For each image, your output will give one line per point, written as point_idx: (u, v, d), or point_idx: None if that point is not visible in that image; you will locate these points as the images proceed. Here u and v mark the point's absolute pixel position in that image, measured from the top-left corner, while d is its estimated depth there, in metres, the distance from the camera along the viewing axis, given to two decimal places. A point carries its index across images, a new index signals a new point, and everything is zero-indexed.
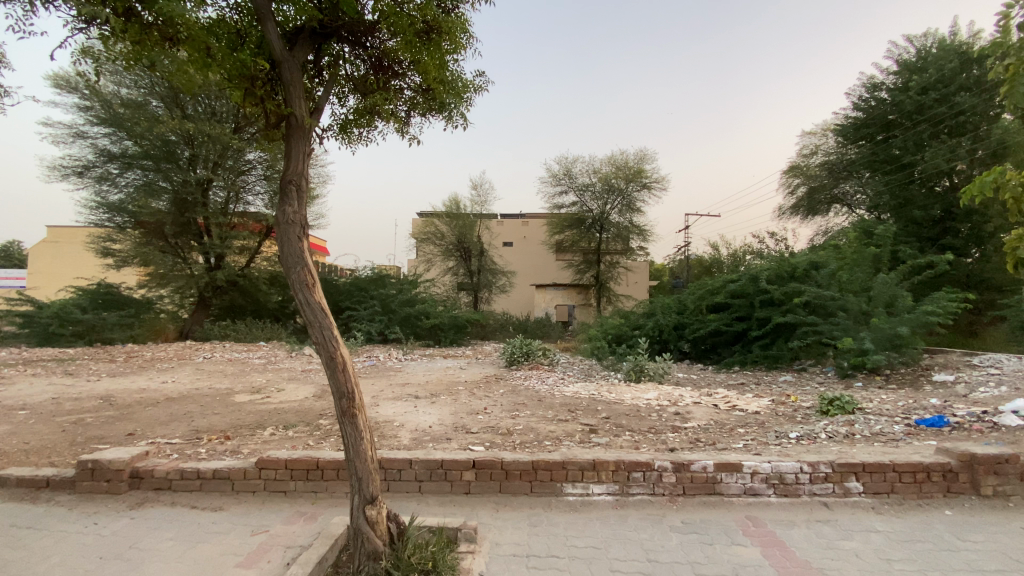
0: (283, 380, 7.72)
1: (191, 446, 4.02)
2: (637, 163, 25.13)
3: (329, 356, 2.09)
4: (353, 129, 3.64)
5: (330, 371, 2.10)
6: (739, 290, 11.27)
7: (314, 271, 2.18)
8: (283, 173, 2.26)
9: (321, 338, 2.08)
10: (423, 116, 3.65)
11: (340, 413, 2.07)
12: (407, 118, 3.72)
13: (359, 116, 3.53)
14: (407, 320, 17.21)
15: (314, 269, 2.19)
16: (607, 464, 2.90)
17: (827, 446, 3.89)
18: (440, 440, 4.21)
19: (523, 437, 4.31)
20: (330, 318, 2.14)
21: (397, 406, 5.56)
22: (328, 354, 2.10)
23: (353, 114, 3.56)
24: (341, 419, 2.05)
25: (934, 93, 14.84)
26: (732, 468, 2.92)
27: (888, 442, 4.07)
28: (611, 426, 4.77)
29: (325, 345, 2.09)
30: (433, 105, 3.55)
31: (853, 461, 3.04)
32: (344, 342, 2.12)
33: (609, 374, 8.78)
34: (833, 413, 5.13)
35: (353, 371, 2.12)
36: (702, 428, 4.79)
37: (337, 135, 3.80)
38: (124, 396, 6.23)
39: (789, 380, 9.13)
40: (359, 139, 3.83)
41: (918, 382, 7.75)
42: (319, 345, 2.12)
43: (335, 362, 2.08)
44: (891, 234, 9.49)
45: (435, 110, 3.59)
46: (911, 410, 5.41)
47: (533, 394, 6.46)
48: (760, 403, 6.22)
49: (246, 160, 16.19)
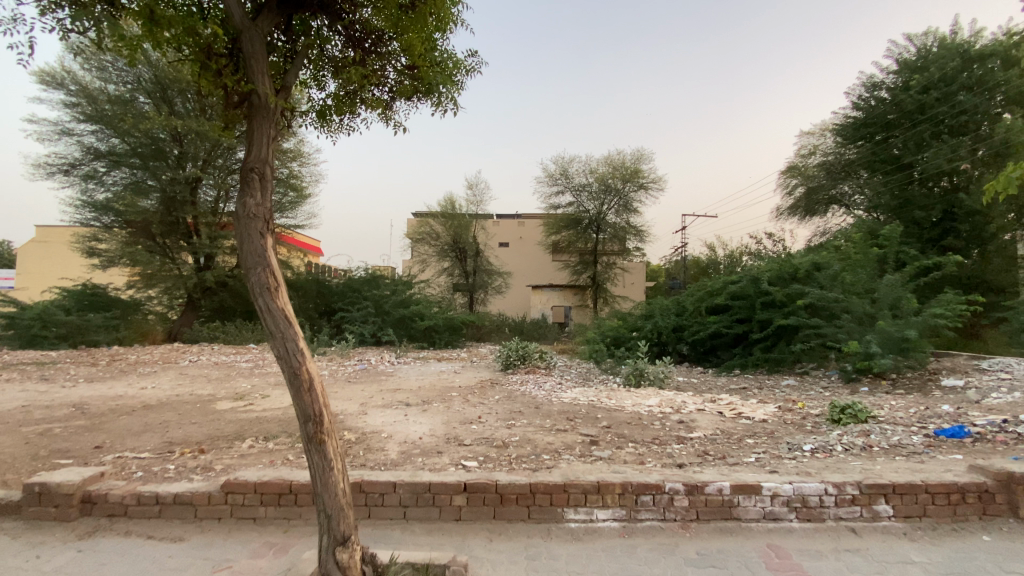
0: (269, 385, 7.40)
1: (160, 462, 3.72)
2: (635, 163, 24.91)
3: (294, 373, 1.85)
4: (332, 116, 3.44)
5: (295, 391, 1.87)
6: (739, 292, 11.02)
7: (277, 274, 1.92)
8: (242, 159, 1.99)
9: (284, 352, 1.84)
10: (408, 100, 3.47)
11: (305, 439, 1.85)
12: (391, 103, 3.53)
13: (339, 102, 3.34)
14: (401, 321, 16.92)
15: (277, 271, 1.93)
16: (613, 487, 2.63)
17: (845, 461, 3.63)
18: (429, 453, 3.92)
19: (519, 449, 4.02)
20: (295, 328, 1.89)
21: (386, 415, 5.26)
22: (293, 372, 1.87)
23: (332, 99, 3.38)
24: (306, 446, 1.83)
25: (936, 92, 14.64)
26: (751, 490, 2.66)
27: (909, 456, 3.82)
28: (613, 437, 4.49)
29: (288, 359, 1.85)
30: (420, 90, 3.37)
31: (881, 482, 2.79)
32: (310, 358, 1.88)
33: (608, 378, 8.51)
34: (846, 422, 4.88)
35: (321, 392, 1.90)
36: (709, 439, 4.53)
37: (315, 122, 3.59)
38: (97, 405, 5.90)
39: (792, 384, 8.90)
40: (339, 125, 3.65)
41: (926, 387, 7.53)
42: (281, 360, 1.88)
43: (300, 382, 1.85)
44: (897, 234, 9.26)
45: (422, 92, 3.41)
46: (925, 418, 5.17)
47: (529, 401, 6.17)
48: (767, 410, 5.96)
49: (237, 158, 15.86)
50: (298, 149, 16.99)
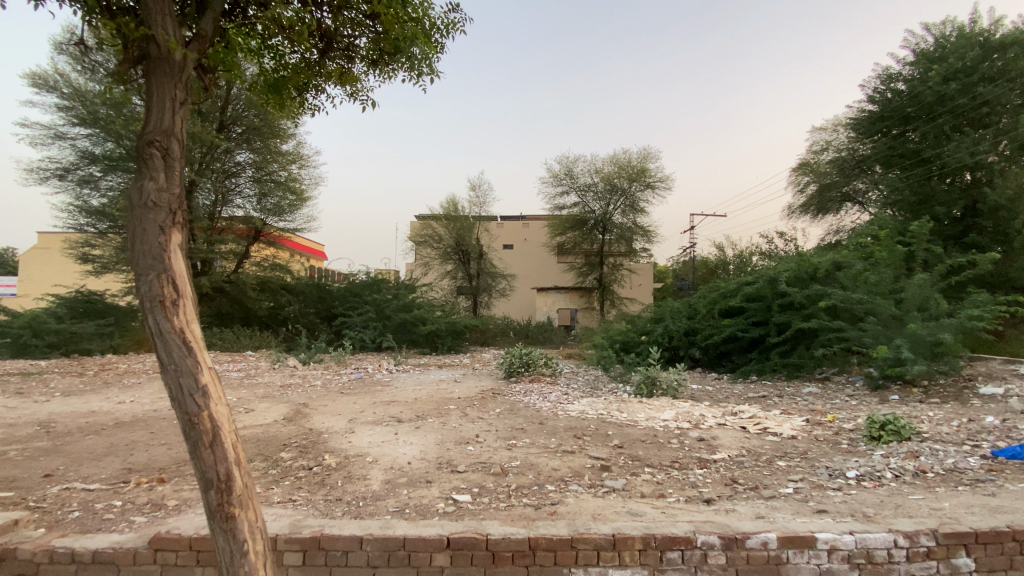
0: (255, 398, 6.93)
1: (109, 497, 3.26)
2: (641, 162, 24.37)
3: (186, 415, 1.88)
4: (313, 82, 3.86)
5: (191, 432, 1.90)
6: (754, 294, 10.45)
7: (172, 287, 1.94)
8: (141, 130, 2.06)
9: (176, 388, 1.88)
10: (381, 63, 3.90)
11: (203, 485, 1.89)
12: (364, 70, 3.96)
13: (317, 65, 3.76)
14: (402, 326, 16.48)
15: (173, 284, 1.95)
16: (632, 542, 2.26)
17: (902, 493, 3.12)
18: (416, 483, 3.43)
19: (519, 478, 3.51)
20: (191, 358, 1.92)
21: (374, 433, 4.77)
22: (186, 411, 1.90)
23: (296, 68, 3.76)
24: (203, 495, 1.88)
25: (956, 82, 13.97)
26: (804, 543, 2.24)
27: (972, 485, 3.29)
28: (627, 460, 3.99)
29: (180, 399, 1.88)
30: (386, 60, 3.89)
31: (961, 529, 2.30)
32: (207, 402, 1.89)
33: (617, 387, 7.99)
34: (888, 440, 4.34)
35: (219, 437, 1.91)
36: (737, 461, 4.00)
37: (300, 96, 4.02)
38: (65, 423, 5.44)
39: (814, 391, 8.35)
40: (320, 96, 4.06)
41: (962, 394, 6.96)
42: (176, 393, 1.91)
43: (193, 423, 1.88)
44: (926, 231, 8.67)
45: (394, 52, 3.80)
46: (976, 434, 4.61)
47: (533, 415, 5.66)
48: (794, 424, 5.43)
49: (235, 162, 15.70)
50: (298, 151, 16.68)
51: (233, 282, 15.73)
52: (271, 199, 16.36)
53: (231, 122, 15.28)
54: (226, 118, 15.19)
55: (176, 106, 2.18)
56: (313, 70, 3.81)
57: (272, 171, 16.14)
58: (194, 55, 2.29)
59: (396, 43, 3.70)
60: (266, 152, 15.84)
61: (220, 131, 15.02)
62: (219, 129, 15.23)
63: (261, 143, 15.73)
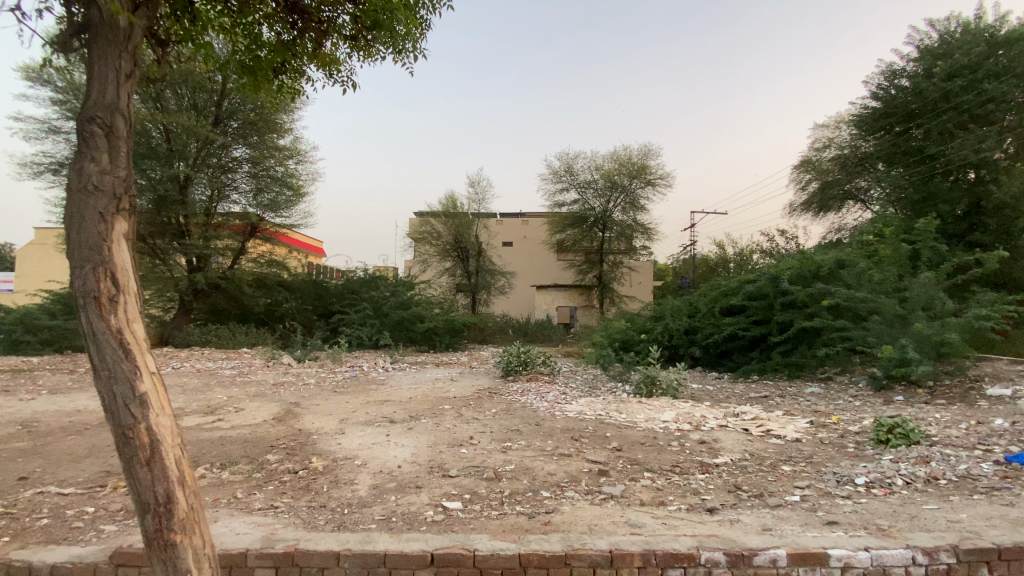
0: (246, 397, 6.77)
1: (82, 503, 3.11)
2: (642, 159, 24.18)
3: (120, 429, 1.84)
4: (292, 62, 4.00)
5: (124, 447, 1.85)
6: (756, 292, 10.28)
7: (109, 283, 1.87)
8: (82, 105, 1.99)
9: (112, 399, 1.83)
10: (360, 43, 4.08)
11: (139, 503, 1.85)
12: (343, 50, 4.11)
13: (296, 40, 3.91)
14: (400, 324, 16.33)
15: (109, 280, 1.88)
16: (631, 559, 2.15)
17: (916, 502, 2.97)
18: (405, 488, 3.27)
19: (514, 483, 3.36)
20: (126, 367, 1.86)
21: (365, 435, 4.61)
22: (119, 423, 1.85)
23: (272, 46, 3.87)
24: (139, 513, 1.84)
25: (962, 79, 13.78)
26: (814, 561, 2.12)
27: (988, 493, 3.14)
28: (626, 464, 3.84)
29: (113, 413, 1.84)
30: (365, 37, 4.02)
31: (982, 546, 2.18)
32: (146, 416, 1.85)
33: (616, 387, 7.84)
34: (897, 444, 4.21)
35: (157, 453, 1.86)
36: (740, 466, 3.85)
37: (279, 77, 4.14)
38: (48, 423, 5.28)
39: (817, 391, 8.19)
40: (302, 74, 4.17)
41: (969, 396, 6.81)
42: (108, 404, 1.85)
43: (127, 437, 1.84)
44: (932, 228, 8.52)
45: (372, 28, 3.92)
46: (987, 438, 4.46)
47: (530, 415, 5.51)
48: (798, 426, 5.28)
49: (231, 157, 15.55)
50: (296, 147, 16.52)
51: (228, 279, 15.53)
52: (267, 194, 16.07)
53: (227, 117, 15.18)
54: (222, 112, 15.10)
55: (121, 78, 2.09)
56: (291, 49, 3.94)
57: (269, 166, 15.94)
58: (141, 21, 2.19)
59: (374, 16, 3.81)
60: (262, 148, 15.65)
61: (215, 126, 14.88)
62: (214, 124, 15.08)
63: (257, 138, 15.56)
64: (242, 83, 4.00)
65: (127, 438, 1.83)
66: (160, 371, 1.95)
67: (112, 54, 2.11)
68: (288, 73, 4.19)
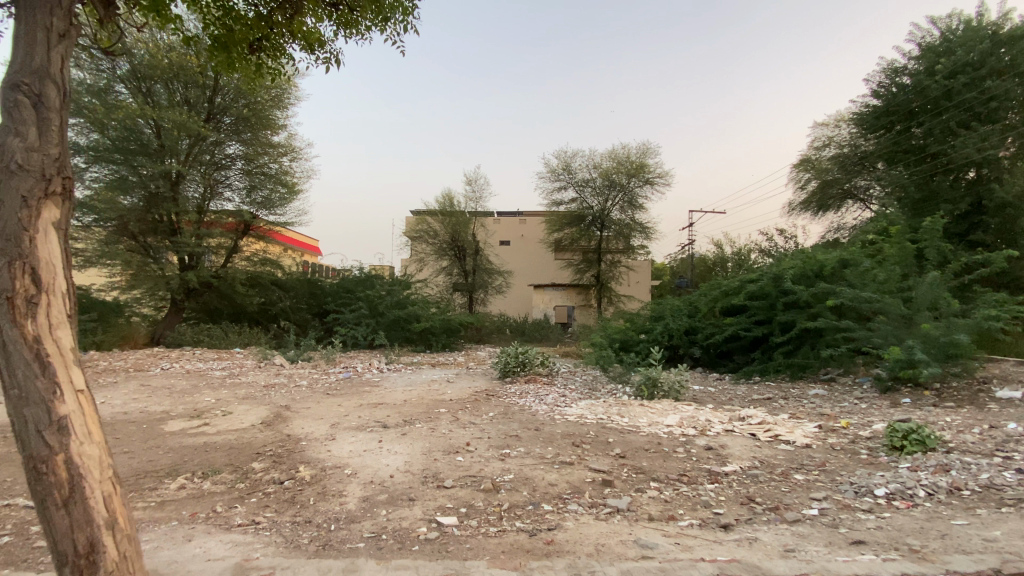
0: (234, 399, 6.54)
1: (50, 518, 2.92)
2: (640, 158, 24.00)
3: (29, 460, 1.83)
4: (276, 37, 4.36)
5: (34, 477, 1.84)
6: (758, 291, 10.10)
7: (29, 289, 1.84)
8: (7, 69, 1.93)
9: (21, 428, 1.82)
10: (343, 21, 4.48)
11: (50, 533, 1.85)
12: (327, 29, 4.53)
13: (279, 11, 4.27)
14: (396, 323, 16.09)
15: (29, 287, 1.84)
16: None
17: (943, 518, 2.79)
18: (397, 501, 3.07)
19: (513, 495, 3.16)
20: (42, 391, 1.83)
21: (356, 441, 4.39)
22: (30, 452, 1.84)
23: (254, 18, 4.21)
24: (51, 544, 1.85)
25: (965, 76, 13.62)
26: None
27: (1017, 506, 2.96)
28: (631, 474, 3.64)
29: (23, 443, 1.82)
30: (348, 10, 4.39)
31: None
32: (60, 447, 1.83)
33: (616, 389, 7.64)
34: (913, 451, 4.05)
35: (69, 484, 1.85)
36: (750, 475, 3.66)
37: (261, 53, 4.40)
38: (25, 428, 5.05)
39: (820, 392, 8.03)
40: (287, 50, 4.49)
41: (978, 398, 6.65)
42: (18, 433, 1.83)
43: (36, 467, 1.83)
44: (939, 227, 8.35)
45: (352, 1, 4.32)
46: (1006, 445, 4.28)
47: (528, 419, 5.30)
48: (806, 430, 5.10)
49: (225, 154, 15.32)
50: (290, 144, 16.29)
51: (221, 278, 15.25)
52: (260, 192, 15.82)
53: (220, 113, 14.94)
54: (214, 108, 14.85)
55: (51, 39, 2.04)
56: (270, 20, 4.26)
57: (263, 164, 15.70)
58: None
59: None
60: (255, 145, 15.37)
61: (207, 122, 14.64)
62: (206, 119, 14.83)
63: (251, 134, 15.30)
64: (220, 59, 4.22)
65: (36, 470, 1.82)
66: (83, 392, 1.93)
67: (39, 10, 2.02)
68: (268, 52, 4.45)
